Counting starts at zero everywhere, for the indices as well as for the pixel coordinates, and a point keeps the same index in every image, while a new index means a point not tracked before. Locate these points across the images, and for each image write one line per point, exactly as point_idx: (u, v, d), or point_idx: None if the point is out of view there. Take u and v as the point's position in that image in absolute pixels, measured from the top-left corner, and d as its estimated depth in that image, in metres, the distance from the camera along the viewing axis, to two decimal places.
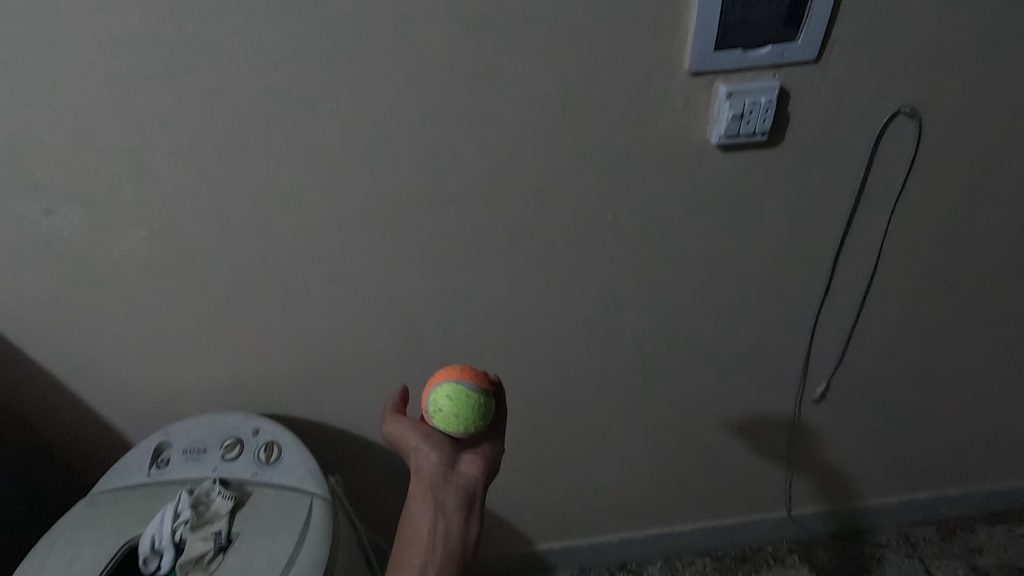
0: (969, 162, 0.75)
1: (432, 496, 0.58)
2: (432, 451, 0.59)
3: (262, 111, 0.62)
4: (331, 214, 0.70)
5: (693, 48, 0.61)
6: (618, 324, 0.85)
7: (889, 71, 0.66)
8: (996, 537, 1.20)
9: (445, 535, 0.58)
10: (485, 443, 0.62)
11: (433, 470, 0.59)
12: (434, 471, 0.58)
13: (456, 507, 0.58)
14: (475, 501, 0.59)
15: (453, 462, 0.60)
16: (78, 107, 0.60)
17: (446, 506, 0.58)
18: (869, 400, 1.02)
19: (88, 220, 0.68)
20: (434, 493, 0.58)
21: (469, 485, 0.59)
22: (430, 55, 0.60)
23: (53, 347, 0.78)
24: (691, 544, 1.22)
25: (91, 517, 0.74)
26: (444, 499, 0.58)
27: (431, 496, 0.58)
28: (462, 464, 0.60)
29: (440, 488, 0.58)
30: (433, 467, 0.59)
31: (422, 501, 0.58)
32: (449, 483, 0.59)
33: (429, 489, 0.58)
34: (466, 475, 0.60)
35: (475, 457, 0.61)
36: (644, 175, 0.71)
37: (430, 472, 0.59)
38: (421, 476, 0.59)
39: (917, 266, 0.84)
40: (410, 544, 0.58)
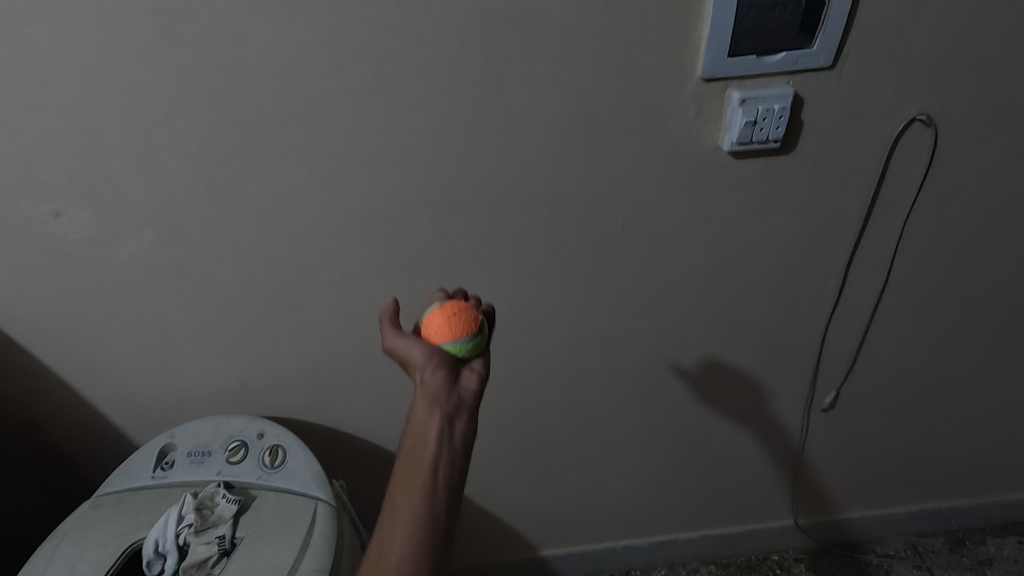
0: (986, 170, 0.74)
1: (441, 408, 0.48)
2: (435, 357, 0.51)
3: (271, 114, 0.62)
4: (339, 219, 0.69)
5: (706, 54, 0.60)
6: (626, 331, 0.84)
7: (904, 79, 0.65)
8: (1006, 549, 1.18)
9: (452, 444, 0.47)
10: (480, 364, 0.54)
11: (438, 378, 0.50)
12: (440, 377, 0.50)
13: (461, 416, 0.49)
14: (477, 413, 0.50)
15: (455, 373, 0.51)
16: (87, 110, 0.60)
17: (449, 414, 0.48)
18: (879, 409, 1.01)
19: (96, 222, 0.67)
20: (443, 404, 0.48)
21: (474, 399, 0.50)
22: (440, 60, 0.60)
23: (59, 349, 0.78)
24: (696, 552, 1.21)
25: (96, 519, 0.73)
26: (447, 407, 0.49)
27: (437, 407, 0.48)
28: (463, 377, 0.52)
29: (443, 397, 0.49)
30: (437, 375, 0.50)
31: (422, 410, 0.49)
32: (454, 394, 0.50)
33: (431, 394, 0.49)
34: (470, 388, 0.51)
35: (473, 373, 0.53)
36: (654, 182, 0.70)
37: (435, 380, 0.50)
38: (424, 384, 0.50)
39: (930, 276, 0.83)
40: (412, 461, 0.47)
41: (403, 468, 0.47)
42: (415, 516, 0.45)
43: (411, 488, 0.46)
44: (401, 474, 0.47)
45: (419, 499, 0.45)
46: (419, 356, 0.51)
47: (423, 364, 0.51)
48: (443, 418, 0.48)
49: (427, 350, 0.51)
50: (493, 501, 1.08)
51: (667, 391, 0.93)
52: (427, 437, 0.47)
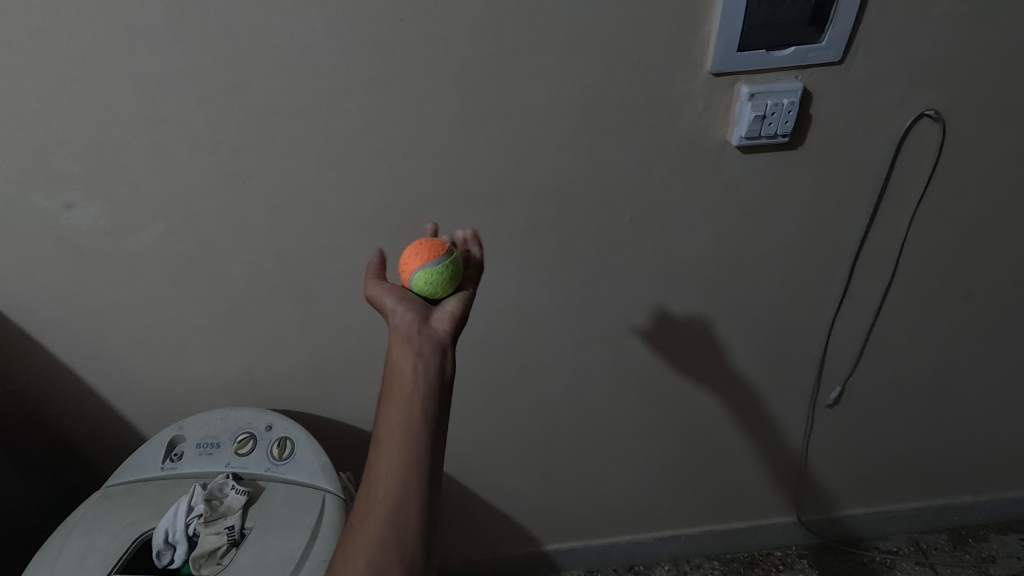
0: (993, 166, 0.74)
1: (412, 346, 0.50)
2: (405, 302, 0.54)
3: (282, 107, 0.62)
4: (348, 212, 0.70)
5: (716, 48, 0.61)
6: (632, 325, 0.85)
7: (913, 74, 0.65)
8: (1009, 546, 1.19)
9: (426, 379, 0.49)
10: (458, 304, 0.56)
11: (409, 320, 0.52)
12: (411, 319, 0.52)
13: (434, 351, 0.50)
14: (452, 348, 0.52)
15: (427, 314, 0.53)
16: (99, 101, 0.60)
17: (423, 350, 0.50)
18: (883, 405, 1.01)
19: (106, 214, 0.68)
20: (414, 342, 0.50)
21: (447, 337, 0.52)
22: (450, 53, 0.60)
23: (70, 341, 0.79)
24: (699, 547, 1.21)
25: (106, 509, 0.74)
26: (421, 344, 0.51)
27: (410, 346, 0.50)
28: (436, 317, 0.54)
29: (416, 335, 0.51)
30: (408, 317, 0.52)
31: (400, 349, 0.51)
32: (426, 333, 0.52)
33: (405, 334, 0.51)
34: (442, 326, 0.53)
35: (446, 313, 0.54)
36: (662, 176, 0.70)
37: (407, 322, 0.52)
38: (398, 327, 0.52)
39: (936, 271, 0.83)
40: (391, 399, 0.49)
41: (385, 406, 0.50)
42: (398, 449, 0.47)
43: (393, 424, 0.48)
44: (383, 412, 0.49)
45: (399, 433, 0.48)
46: (391, 304, 0.54)
47: (394, 310, 0.53)
48: (416, 355, 0.50)
49: (398, 298, 0.54)
50: (498, 495, 1.08)
51: (673, 385, 0.94)
52: (403, 375, 0.49)
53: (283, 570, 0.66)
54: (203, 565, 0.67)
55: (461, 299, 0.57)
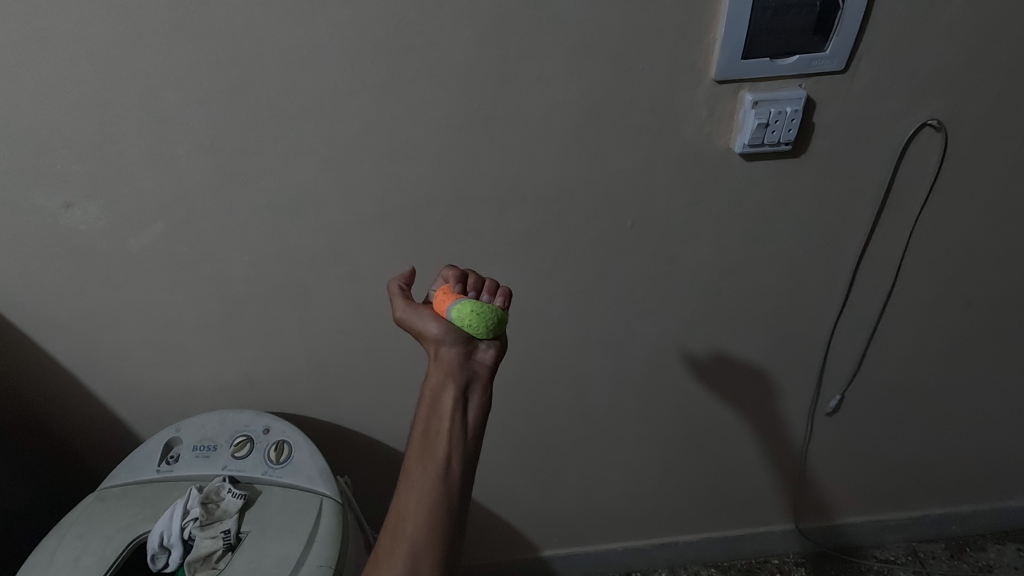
0: (995, 176, 0.74)
1: (455, 385, 0.54)
2: (452, 332, 0.55)
3: (285, 109, 0.62)
4: (350, 214, 0.69)
5: (721, 56, 0.61)
6: (633, 330, 0.84)
7: (916, 83, 0.66)
8: (1007, 556, 1.18)
9: (464, 418, 0.54)
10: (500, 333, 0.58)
11: (453, 356, 0.55)
12: (456, 354, 0.55)
13: (473, 391, 0.54)
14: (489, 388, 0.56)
15: (471, 348, 0.56)
16: (101, 101, 0.60)
17: (466, 389, 0.54)
18: (883, 413, 1.01)
19: (106, 214, 0.67)
20: (456, 380, 0.54)
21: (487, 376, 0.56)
22: (455, 57, 0.60)
23: (67, 341, 0.78)
24: (696, 554, 1.21)
25: (101, 510, 0.73)
26: (465, 383, 0.54)
27: (453, 383, 0.54)
28: (480, 352, 0.56)
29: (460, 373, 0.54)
30: (454, 353, 0.55)
31: (444, 384, 0.54)
32: (469, 369, 0.55)
33: (449, 370, 0.55)
34: (485, 361, 0.56)
35: (489, 346, 0.57)
36: (664, 182, 0.70)
37: (450, 358, 0.55)
38: (439, 361, 0.55)
39: (937, 281, 0.83)
40: (429, 436, 0.54)
41: (421, 441, 0.54)
42: (432, 486, 0.51)
43: (427, 460, 0.52)
44: (419, 444, 0.53)
45: (434, 468, 0.52)
46: (436, 333, 0.55)
47: (441, 340, 0.55)
48: (456, 394, 0.54)
49: (444, 326, 0.55)
50: (495, 500, 1.08)
51: (673, 392, 0.94)
52: (442, 412, 0.54)
53: None
54: (199, 569, 0.66)
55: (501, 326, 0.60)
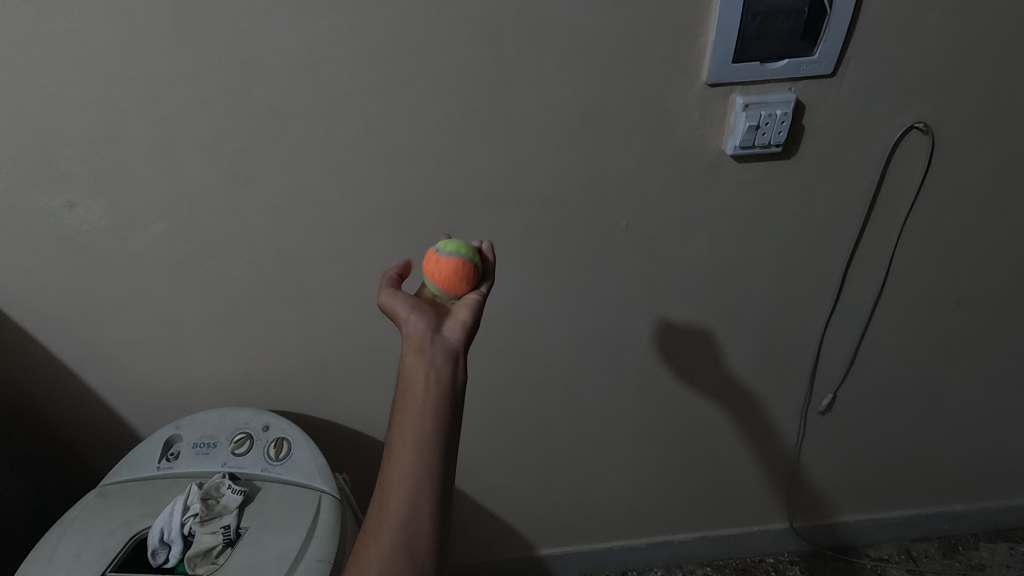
0: (981, 178, 0.76)
1: (423, 359, 0.51)
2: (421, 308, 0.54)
3: (286, 111, 0.63)
4: (349, 215, 0.71)
5: (711, 60, 0.62)
6: (628, 330, 0.86)
7: (902, 88, 0.67)
8: (998, 555, 1.20)
9: (437, 390, 0.49)
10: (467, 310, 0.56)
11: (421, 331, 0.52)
12: (424, 330, 0.52)
13: (445, 362, 0.51)
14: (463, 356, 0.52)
15: (437, 325, 0.53)
16: (106, 103, 0.61)
17: (438, 363, 0.51)
18: (875, 412, 1.02)
19: (109, 214, 0.69)
20: (426, 356, 0.51)
21: (460, 347, 0.52)
22: (453, 61, 0.61)
23: (68, 339, 0.79)
24: (691, 553, 1.22)
25: (102, 507, 0.74)
26: (435, 357, 0.51)
27: (422, 358, 0.50)
28: (446, 328, 0.53)
29: (431, 347, 0.51)
30: (419, 328, 0.52)
31: (415, 361, 0.51)
32: (434, 343, 0.52)
33: (418, 348, 0.51)
34: (454, 336, 0.53)
35: (456, 323, 0.54)
36: (658, 183, 0.72)
37: (418, 332, 0.52)
38: (409, 337, 0.52)
39: (926, 281, 0.85)
40: (403, 414, 0.49)
41: (397, 420, 0.50)
42: (411, 466, 0.48)
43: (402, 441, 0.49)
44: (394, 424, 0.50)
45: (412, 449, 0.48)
46: (405, 317, 0.54)
47: (406, 320, 0.53)
48: (427, 366, 0.50)
49: (411, 305, 0.54)
50: (493, 499, 1.09)
51: (667, 391, 0.95)
52: (414, 388, 0.50)
53: (279, 569, 0.66)
54: (199, 564, 0.67)
55: (473, 308, 0.56)
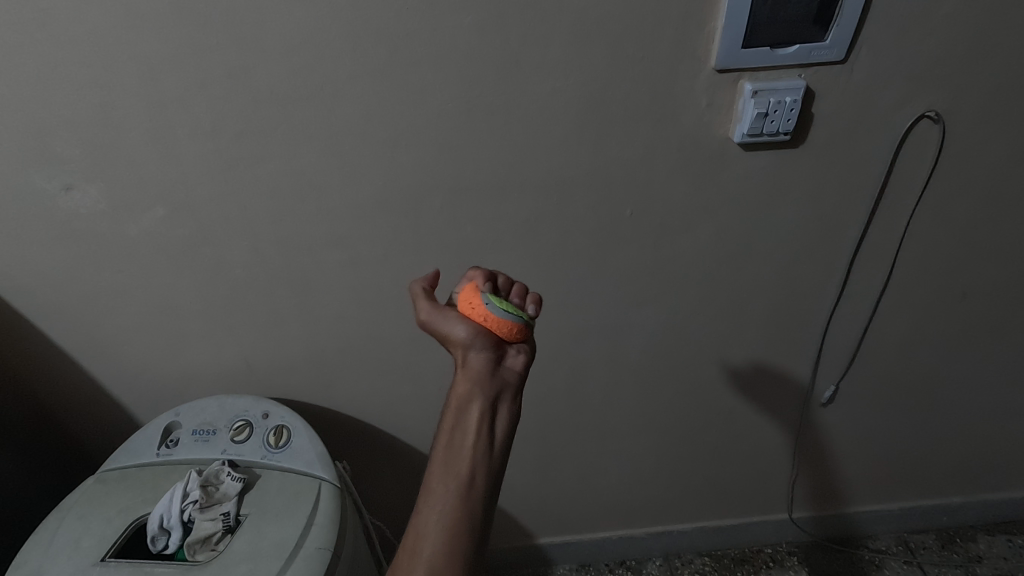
0: (992, 169, 0.75)
1: (483, 394, 0.55)
2: (480, 337, 0.56)
3: (286, 94, 0.62)
4: (350, 201, 0.70)
5: (721, 45, 0.61)
6: (631, 320, 0.85)
7: (913, 75, 0.66)
8: (996, 547, 1.20)
9: (493, 432, 0.54)
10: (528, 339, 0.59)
11: (482, 363, 0.56)
12: (486, 359, 0.56)
13: (502, 404, 0.56)
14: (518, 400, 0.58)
15: (501, 357, 0.57)
16: (102, 84, 0.60)
17: (493, 399, 0.55)
18: (876, 404, 1.02)
19: (106, 197, 0.68)
20: (485, 388, 0.55)
21: (516, 383, 0.57)
22: (456, 44, 0.60)
23: (66, 324, 0.78)
24: (690, 543, 1.22)
25: (101, 493, 0.74)
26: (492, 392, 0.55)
27: (481, 390, 0.55)
28: (508, 359, 0.57)
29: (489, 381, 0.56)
30: (483, 359, 0.56)
31: (469, 392, 0.55)
32: (497, 378, 0.56)
33: (476, 379, 0.55)
34: (515, 370, 0.57)
35: (519, 353, 0.58)
36: (664, 171, 0.71)
37: (480, 366, 0.56)
38: (468, 369, 0.56)
39: (932, 273, 0.84)
40: (454, 446, 0.54)
41: (445, 452, 0.54)
42: (456, 495, 0.51)
43: (451, 476, 0.52)
44: (442, 457, 0.54)
45: (460, 479, 0.52)
46: (464, 337, 0.56)
47: (469, 345, 0.56)
48: (484, 405, 0.55)
49: (472, 329, 0.56)
50: None
51: (668, 382, 0.94)
52: (468, 426, 0.54)
53: (279, 556, 0.65)
54: (198, 550, 0.67)
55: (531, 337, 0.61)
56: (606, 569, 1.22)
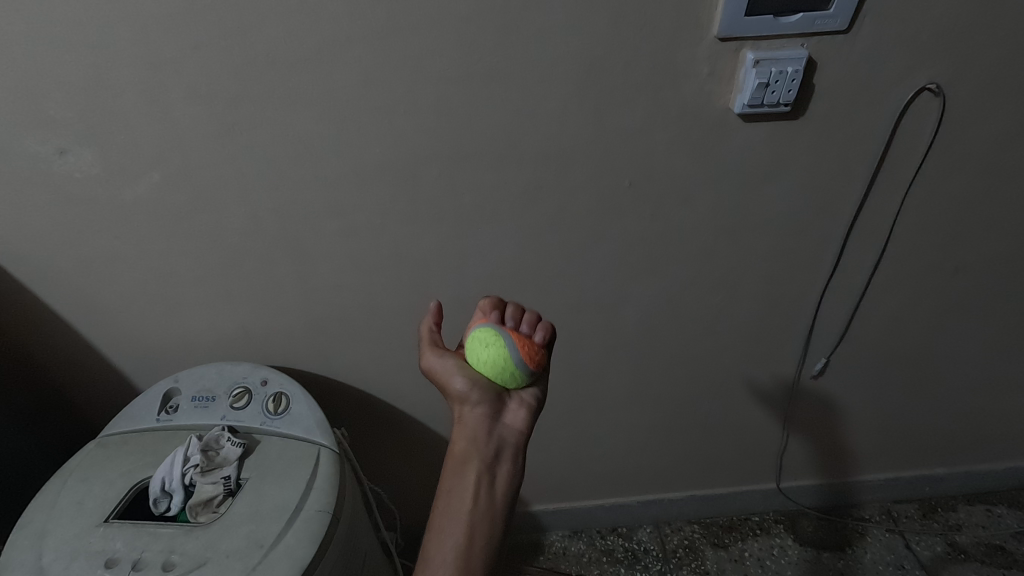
0: (989, 142, 0.75)
1: (480, 454, 0.65)
2: (474, 391, 0.64)
3: (282, 58, 0.61)
4: (347, 167, 0.69)
5: (724, 12, 0.60)
6: (626, 291, 0.86)
7: (917, 46, 0.65)
8: (975, 516, 1.24)
9: (493, 490, 0.64)
10: (533, 393, 0.67)
11: (479, 421, 0.65)
12: (482, 417, 0.65)
13: (501, 463, 0.65)
14: (518, 453, 0.66)
15: (499, 412, 0.66)
16: (93, 43, 0.59)
17: (490, 457, 0.65)
18: (866, 377, 1.04)
19: (100, 161, 0.67)
20: (482, 446, 0.65)
21: (516, 439, 0.66)
22: (455, 7, 0.59)
23: (63, 290, 0.78)
24: (680, 511, 1.25)
25: (102, 457, 0.75)
26: (489, 451, 0.65)
27: (479, 451, 0.65)
28: (509, 414, 0.66)
29: (485, 438, 0.65)
30: (480, 415, 0.65)
31: (469, 448, 0.65)
32: (496, 435, 0.65)
33: (476, 437, 0.65)
34: (514, 427, 0.66)
35: (521, 408, 0.66)
36: (663, 143, 0.71)
37: (476, 423, 0.65)
38: (466, 425, 0.65)
39: (925, 248, 0.85)
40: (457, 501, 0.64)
41: (450, 503, 0.65)
42: (456, 547, 0.62)
43: (454, 527, 0.63)
44: (447, 505, 0.65)
45: (461, 532, 0.63)
46: (462, 391, 0.64)
47: (468, 401, 0.65)
48: (482, 466, 0.65)
49: (469, 384, 0.64)
50: None
51: (662, 353, 0.96)
52: (467, 483, 0.64)
53: (280, 519, 0.66)
54: (201, 512, 0.68)
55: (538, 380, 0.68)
56: (598, 535, 1.25)
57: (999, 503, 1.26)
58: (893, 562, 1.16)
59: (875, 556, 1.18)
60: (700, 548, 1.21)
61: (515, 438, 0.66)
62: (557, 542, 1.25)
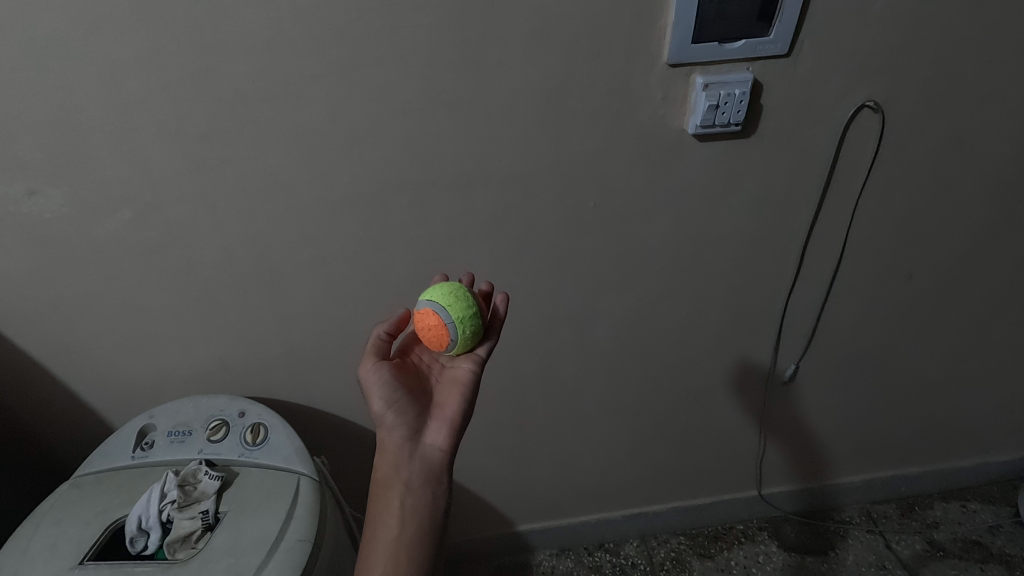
0: (929, 153, 0.79)
1: (400, 475, 0.60)
2: (392, 411, 0.62)
3: (250, 94, 0.63)
4: (319, 198, 0.71)
5: (671, 40, 0.64)
6: (598, 307, 0.88)
7: (854, 67, 0.70)
8: (950, 513, 1.27)
9: (419, 514, 0.60)
10: (456, 407, 0.63)
11: (398, 445, 0.61)
12: (399, 438, 0.61)
13: (426, 484, 0.60)
14: (445, 473, 0.61)
15: (419, 432, 0.62)
16: (63, 86, 0.60)
17: (413, 478, 0.60)
18: (835, 381, 1.07)
19: (70, 200, 0.67)
20: (402, 468, 0.60)
21: (439, 459, 0.61)
22: (418, 43, 0.62)
23: (33, 330, 0.78)
24: (665, 523, 1.26)
25: (78, 498, 0.74)
26: (411, 473, 0.60)
27: (399, 474, 0.60)
28: (431, 434, 0.62)
29: (406, 460, 0.60)
30: (397, 437, 0.61)
31: (390, 471, 0.61)
32: (416, 456, 0.61)
33: (394, 459, 0.61)
34: (436, 448, 0.61)
35: (443, 425, 0.62)
36: (623, 164, 0.74)
37: (396, 448, 0.61)
38: (386, 449, 0.62)
39: (879, 255, 0.89)
40: (382, 525, 0.60)
41: (376, 530, 0.60)
42: None
43: (378, 557, 0.59)
44: (374, 531, 0.61)
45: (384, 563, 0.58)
46: (378, 412, 0.62)
47: (385, 422, 0.62)
48: (405, 489, 0.60)
49: (384, 404, 0.62)
50: (471, 478, 1.11)
51: (639, 365, 0.98)
52: (390, 509, 0.60)
53: (259, 551, 0.66)
54: (179, 549, 0.67)
55: (464, 391, 0.64)
56: (585, 552, 1.25)
57: (972, 499, 1.30)
58: (875, 562, 1.18)
59: (857, 557, 1.19)
60: (687, 559, 1.22)
61: (439, 459, 0.61)
62: (545, 561, 1.24)
